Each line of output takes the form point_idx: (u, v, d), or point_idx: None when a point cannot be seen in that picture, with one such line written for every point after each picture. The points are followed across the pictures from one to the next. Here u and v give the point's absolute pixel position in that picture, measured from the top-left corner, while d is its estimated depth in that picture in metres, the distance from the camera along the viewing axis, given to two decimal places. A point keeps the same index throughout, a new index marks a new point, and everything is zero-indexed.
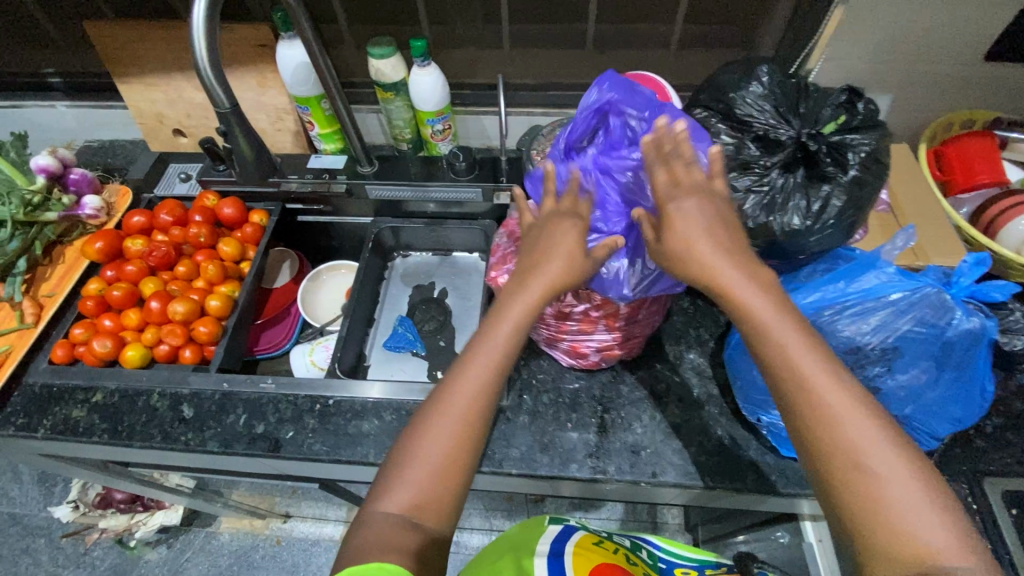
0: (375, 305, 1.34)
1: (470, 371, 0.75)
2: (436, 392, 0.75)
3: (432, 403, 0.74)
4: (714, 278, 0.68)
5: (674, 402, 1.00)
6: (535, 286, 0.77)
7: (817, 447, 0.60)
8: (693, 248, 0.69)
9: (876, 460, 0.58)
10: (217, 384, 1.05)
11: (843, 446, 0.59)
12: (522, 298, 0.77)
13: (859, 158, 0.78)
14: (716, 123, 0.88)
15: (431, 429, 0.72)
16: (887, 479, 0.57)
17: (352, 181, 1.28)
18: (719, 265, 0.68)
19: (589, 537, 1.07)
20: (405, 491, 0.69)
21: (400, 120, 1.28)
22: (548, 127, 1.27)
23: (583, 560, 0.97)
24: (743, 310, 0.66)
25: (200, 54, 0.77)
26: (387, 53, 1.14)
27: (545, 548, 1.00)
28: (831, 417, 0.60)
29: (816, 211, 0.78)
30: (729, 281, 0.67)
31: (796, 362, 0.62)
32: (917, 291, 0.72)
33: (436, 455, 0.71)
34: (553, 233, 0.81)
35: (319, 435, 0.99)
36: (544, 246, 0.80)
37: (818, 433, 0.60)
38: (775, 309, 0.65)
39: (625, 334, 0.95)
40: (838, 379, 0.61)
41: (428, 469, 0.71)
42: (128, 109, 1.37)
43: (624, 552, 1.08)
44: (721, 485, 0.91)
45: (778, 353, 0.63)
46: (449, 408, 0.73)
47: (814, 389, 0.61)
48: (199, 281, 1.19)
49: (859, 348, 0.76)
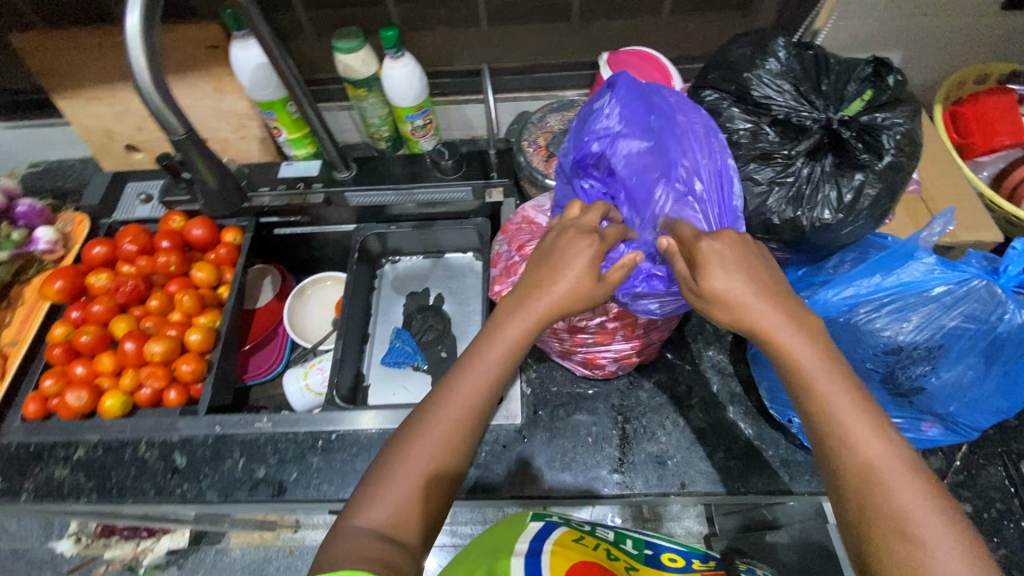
0: (369, 319, 1.27)
1: (466, 386, 0.69)
2: (428, 403, 0.70)
3: (422, 413, 0.69)
4: (754, 323, 0.63)
5: (697, 405, 0.96)
6: (539, 300, 0.69)
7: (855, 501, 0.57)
8: (731, 298, 0.63)
9: (918, 522, 0.54)
10: (209, 428, 0.97)
11: (878, 498, 0.56)
12: (521, 308, 0.70)
13: (896, 141, 0.71)
14: (729, 107, 0.80)
15: (419, 441, 0.67)
16: (928, 540, 0.54)
17: (329, 189, 1.18)
18: (759, 310, 0.63)
19: (570, 533, 0.91)
20: (386, 506, 0.64)
21: (375, 117, 1.17)
22: (537, 113, 1.18)
23: (563, 559, 0.82)
24: (783, 355, 0.62)
25: (139, 75, 0.65)
26: (356, 46, 1.02)
27: (523, 545, 0.85)
28: (869, 467, 0.57)
29: (849, 202, 0.72)
30: (770, 330, 0.63)
31: (833, 407, 0.60)
32: (962, 285, 0.68)
33: (422, 469, 0.66)
34: (568, 244, 0.70)
35: (324, 474, 0.93)
36: (558, 250, 0.70)
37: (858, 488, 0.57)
38: (816, 354, 0.61)
39: (642, 342, 0.90)
40: (880, 432, 0.58)
41: (412, 485, 0.65)
42: (71, 127, 1.24)
43: (607, 550, 0.92)
44: (752, 491, 0.87)
45: (816, 401, 0.60)
46: (439, 424, 0.68)
47: (852, 435, 0.59)
48: (176, 315, 1.09)
49: (901, 348, 0.71)
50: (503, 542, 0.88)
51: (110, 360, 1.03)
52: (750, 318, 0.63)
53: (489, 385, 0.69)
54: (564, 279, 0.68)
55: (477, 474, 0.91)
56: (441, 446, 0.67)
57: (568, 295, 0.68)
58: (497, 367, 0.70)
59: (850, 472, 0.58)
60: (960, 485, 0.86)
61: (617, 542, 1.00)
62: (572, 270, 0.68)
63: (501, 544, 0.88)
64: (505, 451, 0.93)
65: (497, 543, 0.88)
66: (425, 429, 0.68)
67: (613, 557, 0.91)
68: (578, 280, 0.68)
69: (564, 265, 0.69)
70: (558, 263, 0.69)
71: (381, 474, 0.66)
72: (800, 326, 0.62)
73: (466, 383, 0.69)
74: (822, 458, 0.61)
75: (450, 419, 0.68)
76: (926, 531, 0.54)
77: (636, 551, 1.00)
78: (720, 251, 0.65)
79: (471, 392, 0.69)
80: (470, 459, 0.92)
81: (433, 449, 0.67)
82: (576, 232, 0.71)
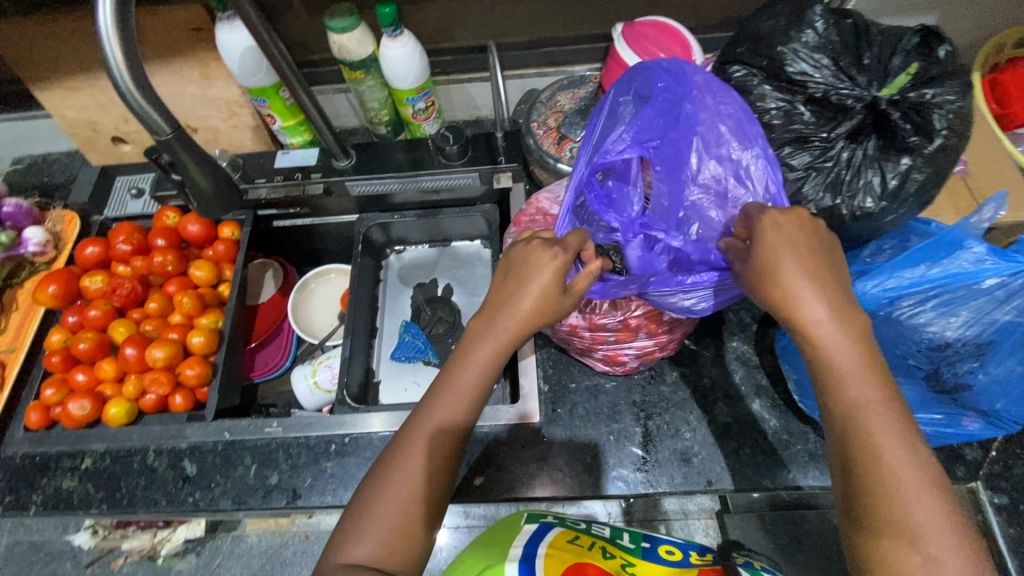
0: (375, 312, 1.22)
1: (440, 403, 0.67)
2: (409, 423, 0.68)
3: (405, 432, 0.67)
4: (796, 316, 0.57)
5: (721, 399, 0.92)
6: (503, 319, 0.67)
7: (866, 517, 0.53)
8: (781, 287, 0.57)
9: (934, 547, 0.50)
10: (218, 434, 0.94)
11: (896, 516, 0.52)
12: (491, 323, 0.67)
13: (948, 119, 0.65)
14: (760, 85, 0.74)
15: (401, 466, 0.65)
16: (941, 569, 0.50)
17: (328, 179, 1.12)
18: (806, 304, 0.57)
19: (566, 535, 0.86)
20: (377, 531, 0.62)
21: (373, 101, 1.10)
22: (545, 91, 1.12)
23: (557, 561, 0.76)
24: (823, 353, 0.56)
25: (117, 71, 0.58)
26: (350, 24, 0.95)
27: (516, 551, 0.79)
28: (894, 482, 0.53)
29: (894, 188, 0.67)
30: (812, 324, 0.57)
31: (864, 414, 0.55)
32: (1016, 276, 0.63)
33: (408, 492, 0.64)
34: (531, 259, 0.68)
35: (339, 479, 0.90)
36: (519, 267, 0.68)
37: (874, 505, 0.53)
38: (857, 356, 0.55)
39: (665, 337, 0.86)
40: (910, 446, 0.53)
41: (397, 506, 0.63)
42: (51, 119, 1.18)
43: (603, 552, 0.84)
44: (781, 487, 0.85)
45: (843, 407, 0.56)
46: (420, 444, 0.65)
47: (879, 446, 0.54)
48: (176, 317, 1.05)
49: (945, 344, 0.69)
50: (500, 549, 0.83)
51: (110, 366, 0.99)
52: (796, 308, 0.57)
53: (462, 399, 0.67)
54: (526, 293, 0.66)
55: (496, 476, 0.88)
56: (423, 466, 0.65)
57: (532, 312, 0.66)
58: (470, 383, 0.67)
59: (861, 477, 0.54)
60: (995, 475, 0.83)
61: (613, 538, 0.93)
62: (532, 281, 0.66)
63: (496, 551, 0.83)
64: (523, 451, 0.90)
65: (496, 549, 0.83)
66: (413, 447, 0.65)
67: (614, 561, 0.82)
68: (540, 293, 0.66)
69: (526, 278, 0.67)
70: (520, 276, 0.67)
71: (369, 499, 0.64)
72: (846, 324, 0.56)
73: (445, 401, 0.67)
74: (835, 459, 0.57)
75: (433, 436, 0.66)
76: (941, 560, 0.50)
77: (630, 548, 0.91)
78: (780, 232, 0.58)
79: (451, 406, 0.67)
80: (488, 461, 0.89)
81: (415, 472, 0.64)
82: (540, 244, 0.69)
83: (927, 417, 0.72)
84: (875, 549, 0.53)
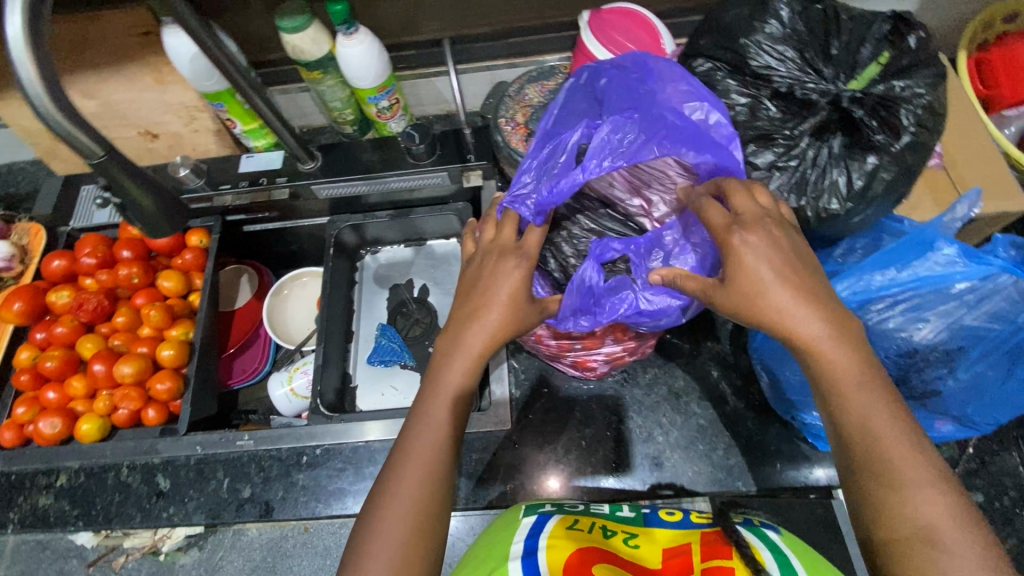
0: (351, 317, 1.20)
1: (421, 422, 0.65)
2: (395, 445, 0.65)
3: (394, 458, 0.64)
4: (792, 330, 0.57)
5: (695, 400, 0.91)
6: (473, 335, 0.65)
7: (885, 518, 0.54)
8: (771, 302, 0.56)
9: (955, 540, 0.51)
10: (190, 448, 0.94)
11: (911, 512, 0.53)
12: (462, 337, 0.66)
13: (915, 116, 0.62)
14: (724, 79, 0.70)
15: (397, 492, 0.62)
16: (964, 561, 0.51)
17: (294, 183, 1.08)
18: (798, 316, 0.56)
19: (564, 521, 0.71)
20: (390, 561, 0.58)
21: (335, 100, 1.06)
22: (514, 83, 1.08)
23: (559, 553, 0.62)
24: (821, 363, 0.57)
25: (32, 96, 0.55)
26: (302, 24, 0.91)
27: (516, 545, 0.66)
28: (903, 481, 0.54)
29: (860, 188, 0.64)
30: (809, 334, 0.56)
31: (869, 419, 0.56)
32: (987, 280, 0.61)
33: (408, 518, 0.61)
34: (494, 271, 0.66)
35: (311, 492, 0.91)
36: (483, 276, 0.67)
37: (890, 506, 0.54)
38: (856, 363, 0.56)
39: (634, 342, 0.85)
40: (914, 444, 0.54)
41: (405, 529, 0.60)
42: (11, 128, 1.15)
43: (607, 537, 0.70)
44: (753, 489, 0.84)
45: (851, 413, 0.56)
46: (413, 469, 0.63)
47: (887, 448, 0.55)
48: (145, 330, 1.04)
49: (916, 351, 0.66)
50: (495, 540, 0.69)
51: (80, 383, 0.98)
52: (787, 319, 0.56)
53: (452, 407, 0.65)
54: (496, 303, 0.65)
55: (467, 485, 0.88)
56: (420, 487, 0.62)
57: (505, 321, 0.65)
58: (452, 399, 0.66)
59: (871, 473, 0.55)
60: (970, 473, 0.83)
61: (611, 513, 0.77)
62: (499, 294, 0.65)
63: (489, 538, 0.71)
64: (493, 458, 0.89)
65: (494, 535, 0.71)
66: (412, 470, 0.63)
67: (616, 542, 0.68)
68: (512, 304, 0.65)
69: (494, 291, 0.65)
70: (484, 287, 0.66)
71: (371, 531, 0.61)
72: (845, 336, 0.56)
73: (430, 421, 0.65)
74: (850, 477, 0.57)
75: (425, 457, 0.63)
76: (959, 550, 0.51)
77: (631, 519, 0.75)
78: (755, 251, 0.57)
79: (445, 417, 0.65)
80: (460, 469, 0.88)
81: (416, 495, 0.62)
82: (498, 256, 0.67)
83: None
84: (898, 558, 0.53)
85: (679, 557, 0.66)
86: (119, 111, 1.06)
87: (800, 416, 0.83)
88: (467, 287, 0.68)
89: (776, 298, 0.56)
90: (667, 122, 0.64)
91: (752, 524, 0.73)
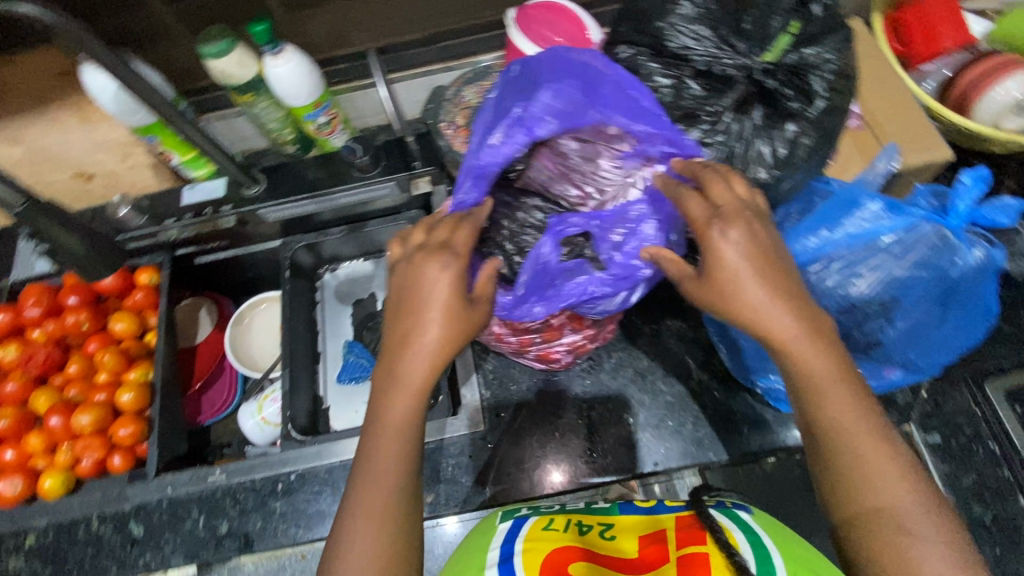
0: (316, 337, 1.17)
1: (375, 446, 0.65)
2: (353, 473, 0.66)
3: (352, 485, 0.65)
4: (770, 330, 0.57)
5: (661, 378, 0.93)
6: (415, 355, 0.64)
7: (858, 510, 0.56)
8: (748, 304, 0.56)
9: (923, 530, 0.54)
10: (161, 491, 0.92)
11: (882, 503, 0.55)
12: (402, 361, 0.65)
13: (826, 83, 0.66)
14: (647, 63, 0.70)
15: (358, 521, 0.63)
16: (932, 549, 0.53)
17: (240, 210, 1.05)
18: (775, 317, 0.56)
19: (541, 521, 0.67)
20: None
21: (273, 121, 1.05)
22: (452, 85, 1.08)
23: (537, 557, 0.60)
24: (799, 364, 0.57)
25: None
26: (224, 49, 0.89)
27: (493, 551, 0.62)
28: (875, 476, 0.56)
29: (785, 155, 0.66)
30: (785, 334, 0.57)
31: (841, 417, 0.57)
32: (911, 231, 0.65)
33: (371, 546, 0.62)
34: (420, 279, 0.65)
35: (290, 518, 0.90)
36: (411, 285, 0.66)
37: (865, 498, 0.56)
38: (831, 364, 0.57)
39: (593, 329, 0.86)
40: (884, 437, 0.57)
41: (371, 558, 0.62)
42: None
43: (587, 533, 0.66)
44: (725, 457, 0.86)
45: (825, 410, 0.57)
46: (371, 496, 0.63)
47: (860, 446, 0.57)
48: (101, 376, 1.02)
49: (855, 305, 0.68)
50: (471, 548, 0.65)
51: (37, 440, 0.95)
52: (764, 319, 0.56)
53: (404, 428, 0.65)
54: (434, 316, 0.64)
55: (447, 491, 0.88)
56: (379, 514, 0.63)
57: (449, 328, 0.64)
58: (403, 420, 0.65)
59: (846, 469, 0.57)
60: (927, 415, 0.87)
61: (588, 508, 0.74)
62: (431, 307, 0.64)
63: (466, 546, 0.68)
64: (471, 461, 0.89)
65: (471, 544, 0.67)
66: (370, 499, 0.63)
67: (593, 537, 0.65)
68: (445, 317, 0.64)
69: (425, 306, 0.64)
70: (415, 304, 0.65)
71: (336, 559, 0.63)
72: (817, 332, 0.56)
73: (381, 445, 0.65)
74: (824, 473, 0.59)
75: (381, 482, 0.64)
76: (926, 535, 0.54)
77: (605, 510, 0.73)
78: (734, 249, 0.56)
79: (397, 438, 0.65)
80: (438, 475, 0.88)
81: (375, 522, 0.63)
82: (425, 254, 0.66)
83: None
84: (870, 547, 0.55)
85: (654, 546, 0.62)
86: (48, 155, 1.03)
87: (759, 382, 0.85)
88: (398, 294, 0.67)
89: (751, 296, 0.56)
90: (630, 97, 0.66)
91: (725, 507, 0.69)
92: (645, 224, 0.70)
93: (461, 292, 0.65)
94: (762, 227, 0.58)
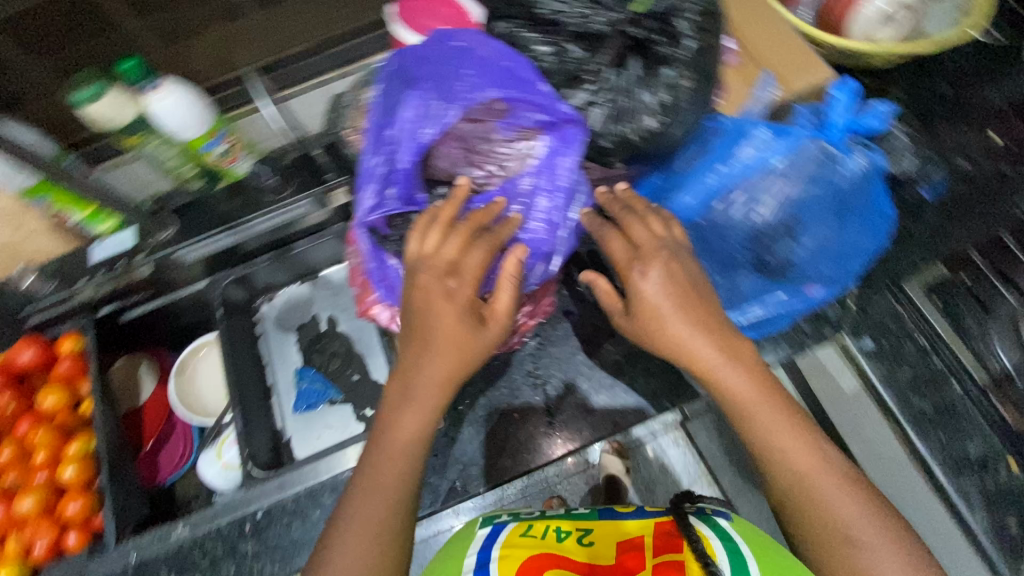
0: (264, 370, 1.11)
1: (383, 462, 0.66)
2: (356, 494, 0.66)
3: (354, 497, 0.66)
4: (695, 363, 0.65)
5: (607, 339, 0.94)
6: (423, 379, 0.65)
7: (806, 521, 0.63)
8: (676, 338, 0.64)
9: (860, 531, 0.61)
10: (123, 559, 0.88)
11: (820, 510, 0.62)
12: (410, 381, 0.66)
13: (690, 25, 0.69)
14: (523, 34, 0.71)
15: (357, 531, 0.64)
16: (869, 546, 0.60)
17: (156, 255, 1.03)
18: (699, 347, 0.64)
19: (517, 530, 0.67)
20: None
21: (172, 160, 1.03)
22: (350, 91, 1.07)
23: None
24: (725, 392, 0.65)
25: None
26: (98, 91, 0.88)
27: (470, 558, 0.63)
28: (808, 484, 0.63)
29: (668, 99, 0.67)
30: (706, 361, 0.64)
31: (773, 433, 0.64)
32: (796, 154, 0.73)
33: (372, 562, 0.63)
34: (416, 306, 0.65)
35: (263, 556, 0.87)
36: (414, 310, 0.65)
37: (805, 506, 0.63)
38: (754, 386, 0.64)
39: (532, 305, 0.85)
40: (818, 449, 0.64)
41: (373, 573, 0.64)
42: None
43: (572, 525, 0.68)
44: (678, 402, 0.89)
45: (757, 426, 0.65)
46: (371, 514, 0.65)
47: (791, 461, 0.64)
48: (38, 456, 0.96)
49: (761, 229, 0.76)
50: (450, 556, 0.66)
51: None
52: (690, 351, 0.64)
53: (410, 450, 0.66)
54: (443, 350, 0.64)
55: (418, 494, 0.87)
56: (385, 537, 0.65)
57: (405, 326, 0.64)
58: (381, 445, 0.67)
59: (788, 485, 0.64)
60: None
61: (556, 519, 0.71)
62: (454, 336, 0.64)
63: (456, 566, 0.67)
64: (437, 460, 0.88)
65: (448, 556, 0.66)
66: (367, 531, 0.64)
67: (574, 539, 0.65)
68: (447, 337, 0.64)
69: (431, 335, 0.64)
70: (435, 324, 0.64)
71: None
72: (733, 357, 0.64)
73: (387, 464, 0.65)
74: (774, 492, 0.66)
75: (382, 494, 0.65)
76: (867, 535, 0.60)
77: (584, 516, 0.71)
78: (653, 288, 0.64)
79: (404, 457, 0.66)
80: None
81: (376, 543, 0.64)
82: (435, 280, 0.64)
83: (769, 298, 0.76)
84: (819, 552, 0.62)
85: (633, 551, 0.62)
86: None
87: None
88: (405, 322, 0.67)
89: (673, 332, 0.64)
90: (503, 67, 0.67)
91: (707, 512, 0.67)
92: (540, 198, 0.70)
93: (472, 319, 0.64)
94: (677, 263, 0.66)
